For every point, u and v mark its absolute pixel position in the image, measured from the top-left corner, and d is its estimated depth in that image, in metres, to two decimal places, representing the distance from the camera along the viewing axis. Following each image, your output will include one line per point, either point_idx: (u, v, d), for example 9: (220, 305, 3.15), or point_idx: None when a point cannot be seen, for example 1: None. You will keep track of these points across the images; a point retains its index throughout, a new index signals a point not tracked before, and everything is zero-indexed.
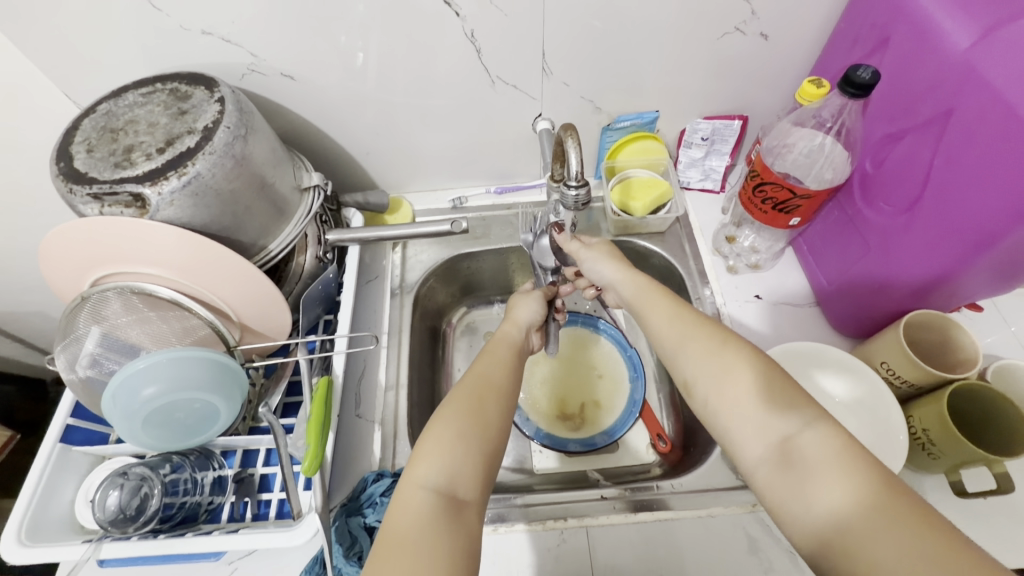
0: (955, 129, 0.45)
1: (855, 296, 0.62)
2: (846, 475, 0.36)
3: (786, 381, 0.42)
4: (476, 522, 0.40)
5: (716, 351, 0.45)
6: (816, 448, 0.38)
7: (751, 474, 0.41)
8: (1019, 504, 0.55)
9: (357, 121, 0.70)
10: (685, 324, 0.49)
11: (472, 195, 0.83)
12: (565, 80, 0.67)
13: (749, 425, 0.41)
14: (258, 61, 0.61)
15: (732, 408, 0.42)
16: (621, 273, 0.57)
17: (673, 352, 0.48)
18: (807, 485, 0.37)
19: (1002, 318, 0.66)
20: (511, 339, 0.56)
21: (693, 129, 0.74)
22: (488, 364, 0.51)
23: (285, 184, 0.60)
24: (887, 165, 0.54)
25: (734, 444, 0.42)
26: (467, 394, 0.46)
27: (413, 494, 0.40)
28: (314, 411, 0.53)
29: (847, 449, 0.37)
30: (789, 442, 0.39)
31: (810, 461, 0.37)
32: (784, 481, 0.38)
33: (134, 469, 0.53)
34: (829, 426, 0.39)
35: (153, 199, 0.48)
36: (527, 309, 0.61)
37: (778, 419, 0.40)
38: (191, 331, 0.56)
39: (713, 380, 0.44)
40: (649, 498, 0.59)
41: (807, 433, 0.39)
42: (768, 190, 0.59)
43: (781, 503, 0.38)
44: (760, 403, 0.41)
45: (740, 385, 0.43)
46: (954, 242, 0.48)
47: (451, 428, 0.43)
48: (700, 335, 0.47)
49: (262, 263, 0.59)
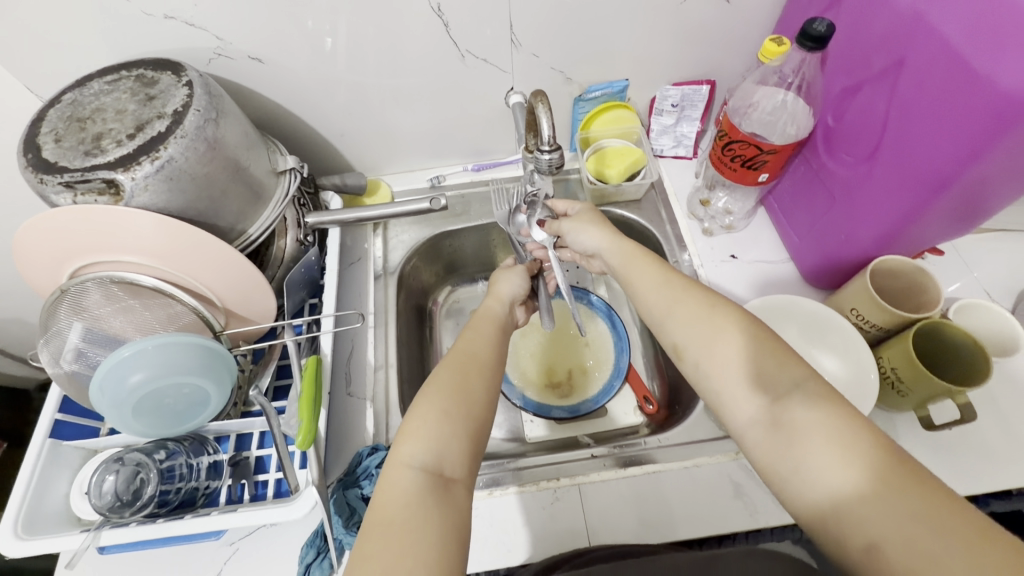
0: (907, 78, 0.47)
1: (823, 249, 0.64)
2: (834, 436, 0.37)
3: (778, 347, 0.43)
4: (464, 497, 0.41)
5: (704, 313, 0.47)
6: (805, 407, 0.39)
7: (742, 435, 0.43)
8: (982, 433, 0.58)
9: (329, 102, 0.70)
10: (676, 290, 0.50)
11: (449, 174, 0.83)
12: (535, 52, 0.68)
13: (738, 390, 0.43)
14: (224, 44, 0.60)
15: (722, 369, 0.44)
16: (608, 240, 0.58)
17: (662, 318, 0.50)
18: (796, 446, 0.39)
19: (964, 263, 0.69)
20: (494, 313, 0.57)
21: (662, 96, 0.75)
22: (471, 340, 0.52)
23: (260, 168, 0.60)
24: (847, 118, 0.56)
25: (726, 406, 0.44)
26: (450, 375, 0.47)
27: (402, 474, 0.41)
28: (305, 388, 0.54)
29: (834, 407, 0.39)
30: (779, 404, 0.41)
31: (799, 423, 0.39)
32: (773, 442, 0.40)
33: (131, 455, 0.54)
34: (817, 386, 0.40)
35: (127, 185, 0.48)
36: (510, 284, 0.62)
37: (767, 383, 0.42)
38: (176, 319, 0.56)
39: (703, 344, 0.46)
40: (637, 453, 0.61)
41: (797, 396, 0.40)
42: (736, 148, 0.60)
43: (772, 464, 0.40)
44: (750, 368, 0.43)
45: (730, 348, 0.44)
46: (912, 187, 0.50)
47: (435, 407, 0.44)
48: (690, 300, 0.49)
49: (243, 248, 0.59)
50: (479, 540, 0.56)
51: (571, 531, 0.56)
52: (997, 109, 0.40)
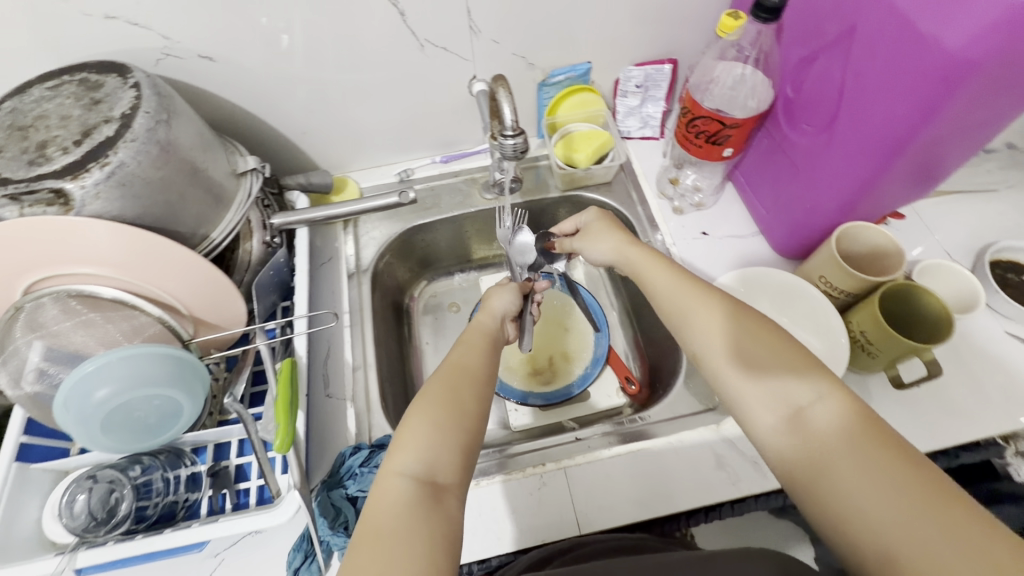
0: (858, 44, 0.48)
1: (790, 220, 0.65)
2: (858, 447, 0.37)
3: (796, 352, 0.44)
4: (456, 506, 0.41)
5: (724, 319, 0.47)
6: (828, 416, 0.39)
7: (762, 441, 0.42)
8: (949, 388, 0.60)
9: (288, 100, 0.68)
10: (696, 295, 0.50)
11: (418, 167, 0.82)
12: (494, 38, 0.67)
13: (759, 396, 0.43)
14: (172, 43, 0.58)
15: (742, 374, 0.44)
16: (618, 249, 0.59)
17: (682, 323, 0.50)
18: (816, 452, 0.39)
19: (926, 226, 0.71)
20: (484, 327, 0.57)
21: (626, 77, 0.75)
22: (465, 351, 0.52)
23: (219, 171, 0.58)
24: (805, 88, 0.56)
25: (745, 410, 0.44)
26: (439, 386, 0.47)
27: (392, 482, 0.40)
28: (280, 391, 0.53)
29: (858, 417, 0.39)
30: (800, 411, 0.41)
31: (820, 428, 0.39)
32: (793, 446, 0.40)
33: (104, 473, 0.53)
34: (841, 395, 0.40)
35: (77, 194, 0.46)
36: (502, 299, 0.61)
37: (784, 387, 0.42)
38: (141, 331, 0.54)
39: (722, 349, 0.46)
40: (632, 431, 0.62)
41: (819, 403, 0.40)
42: (700, 124, 0.61)
43: (791, 469, 0.40)
44: (768, 372, 0.43)
45: (749, 350, 0.45)
46: (869, 153, 0.51)
47: (428, 417, 0.44)
48: (711, 304, 0.49)
49: (207, 252, 0.58)
50: (469, 530, 0.56)
51: (559, 515, 0.56)
52: (945, 70, 0.41)
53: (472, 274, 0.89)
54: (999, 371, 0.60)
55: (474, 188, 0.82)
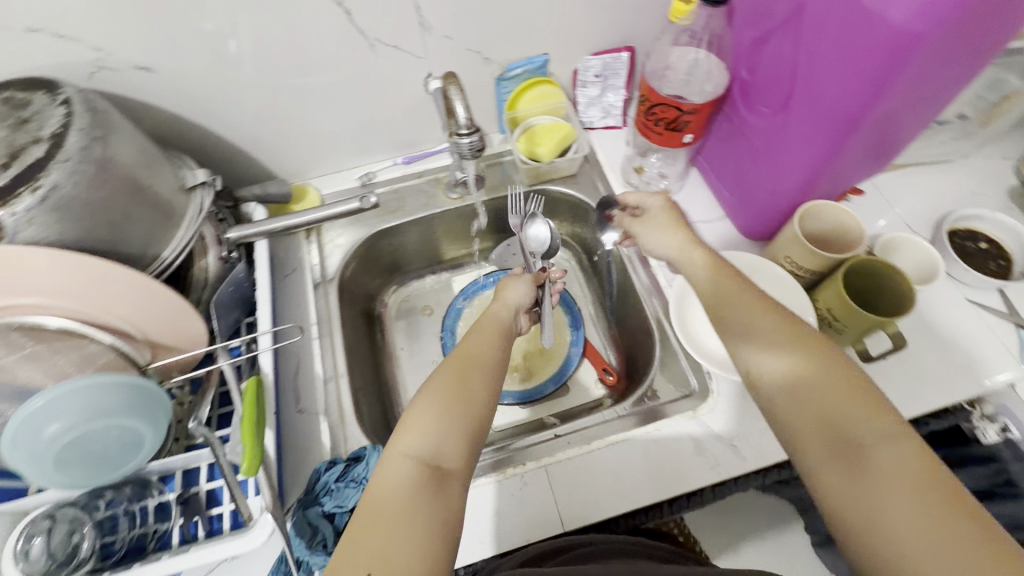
0: (808, 22, 0.48)
1: (755, 202, 0.65)
2: (919, 503, 0.33)
3: (861, 384, 0.40)
4: (459, 493, 0.40)
5: (787, 344, 0.44)
6: (891, 459, 0.36)
7: (811, 475, 0.39)
8: (915, 358, 0.61)
9: (236, 109, 0.66)
10: (758, 310, 0.47)
11: (380, 170, 0.80)
12: (447, 34, 0.65)
13: (813, 426, 0.40)
14: (104, 55, 0.55)
15: (796, 399, 0.41)
16: (683, 244, 0.58)
17: (736, 339, 0.47)
18: (868, 492, 0.35)
19: (885, 200, 0.72)
20: (498, 319, 0.56)
21: (584, 67, 0.75)
22: (476, 340, 0.51)
23: (166, 187, 0.56)
24: (760, 69, 0.56)
25: (795, 439, 0.41)
26: (450, 371, 0.47)
27: (399, 463, 0.40)
28: (246, 412, 0.51)
29: (924, 466, 0.35)
30: (857, 445, 0.37)
31: (878, 467, 0.36)
32: (845, 480, 0.37)
33: (63, 511, 0.51)
34: (908, 440, 0.36)
35: (7, 222, 0.43)
36: (516, 291, 0.61)
37: (843, 419, 0.39)
38: (92, 360, 0.51)
39: (780, 369, 0.43)
40: (650, 409, 0.63)
41: (881, 445, 0.36)
42: (658, 111, 0.61)
43: (837, 503, 0.37)
44: (827, 400, 0.40)
45: (813, 373, 0.41)
46: (825, 132, 0.51)
47: (436, 402, 0.43)
48: (768, 323, 0.46)
49: (159, 272, 0.55)
50: None
51: (542, 513, 0.56)
52: (893, 42, 0.42)
53: (444, 275, 0.88)
54: (960, 338, 0.62)
55: (439, 188, 0.80)
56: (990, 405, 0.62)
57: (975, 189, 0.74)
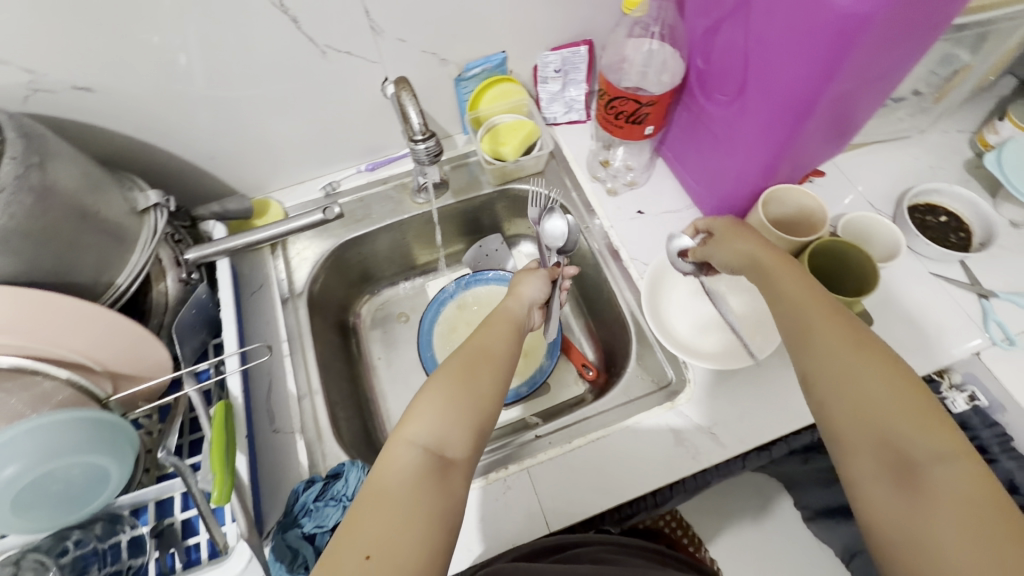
0: (758, 9, 0.48)
1: (720, 190, 0.66)
2: (975, 531, 0.32)
3: (927, 404, 0.38)
4: (460, 485, 0.40)
5: (845, 353, 0.42)
6: (949, 483, 0.35)
7: (857, 486, 0.38)
8: (883, 334, 0.62)
9: (187, 125, 0.63)
10: (818, 312, 0.45)
11: (343, 178, 0.79)
12: (400, 37, 0.64)
13: (868, 440, 0.38)
14: (38, 77, 0.53)
15: (851, 411, 0.40)
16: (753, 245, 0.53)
17: (796, 340, 0.45)
18: (921, 517, 0.34)
19: (847, 179, 0.73)
20: (512, 314, 0.57)
21: (543, 63, 0.74)
22: (491, 337, 0.51)
23: (115, 211, 0.53)
24: (714, 58, 0.56)
25: (845, 450, 0.39)
26: (458, 363, 0.47)
27: (402, 450, 0.40)
28: (215, 437, 0.50)
29: (984, 494, 0.34)
30: (913, 464, 0.36)
31: (933, 490, 0.35)
32: (895, 498, 0.36)
33: (29, 557, 0.49)
34: (969, 464, 0.35)
35: None
36: (531, 287, 0.62)
37: (903, 439, 0.37)
38: (47, 397, 0.48)
39: (839, 377, 0.41)
40: (678, 384, 0.63)
41: (938, 469, 0.35)
42: (616, 105, 0.60)
43: (883, 520, 0.36)
44: (886, 414, 0.38)
45: (877, 384, 0.39)
46: (780, 118, 0.52)
47: (443, 393, 0.44)
48: (824, 328, 0.44)
49: (113, 301, 0.53)
50: None
51: (526, 516, 0.56)
52: (839, 28, 0.42)
53: (417, 280, 0.87)
54: (926, 311, 0.63)
55: (405, 193, 0.79)
56: (958, 374, 0.64)
57: (932, 164, 0.75)
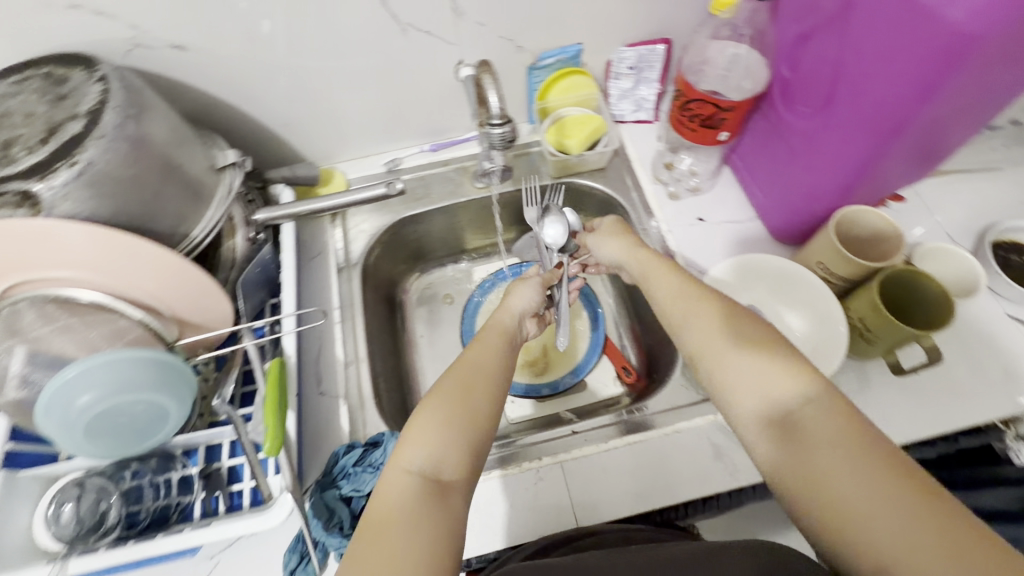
0: (857, 19, 0.46)
1: (791, 206, 0.63)
2: (844, 450, 0.37)
3: (794, 360, 0.43)
4: (461, 505, 0.39)
5: (718, 329, 0.46)
6: (820, 421, 0.39)
7: (752, 444, 0.42)
8: (952, 374, 0.59)
9: (268, 91, 0.66)
10: (688, 299, 0.50)
11: (406, 156, 0.80)
12: (480, 21, 0.64)
13: (751, 399, 0.42)
14: (141, 33, 0.56)
15: (734, 380, 0.44)
16: (628, 251, 0.59)
17: (680, 329, 0.49)
18: (807, 460, 0.38)
19: (927, 207, 0.69)
20: (503, 327, 0.53)
21: (617, 59, 0.73)
22: (483, 348, 0.49)
23: (197, 166, 0.56)
24: (802, 67, 0.54)
25: (738, 417, 0.43)
26: (454, 379, 0.45)
27: (399, 478, 0.39)
28: (270, 392, 0.52)
29: (848, 422, 0.38)
30: (785, 414, 0.40)
31: (805, 428, 0.39)
32: (781, 451, 0.39)
33: (91, 481, 0.52)
34: (830, 399, 0.40)
35: (45, 195, 0.44)
36: (523, 296, 0.57)
37: (780, 393, 0.41)
38: (122, 334, 0.53)
39: (718, 354, 0.45)
40: (636, 421, 0.62)
41: (808, 410, 0.39)
42: (693, 107, 0.59)
43: (779, 475, 0.39)
44: (759, 377, 0.42)
45: (742, 354, 0.44)
46: (868, 134, 0.49)
47: (439, 414, 0.42)
48: (705, 310, 0.48)
49: (188, 251, 0.55)
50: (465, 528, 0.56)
51: (557, 509, 0.56)
52: (946, 47, 0.40)
53: (466, 264, 0.88)
54: (1000, 355, 0.60)
55: (465, 177, 0.80)
56: None
57: None
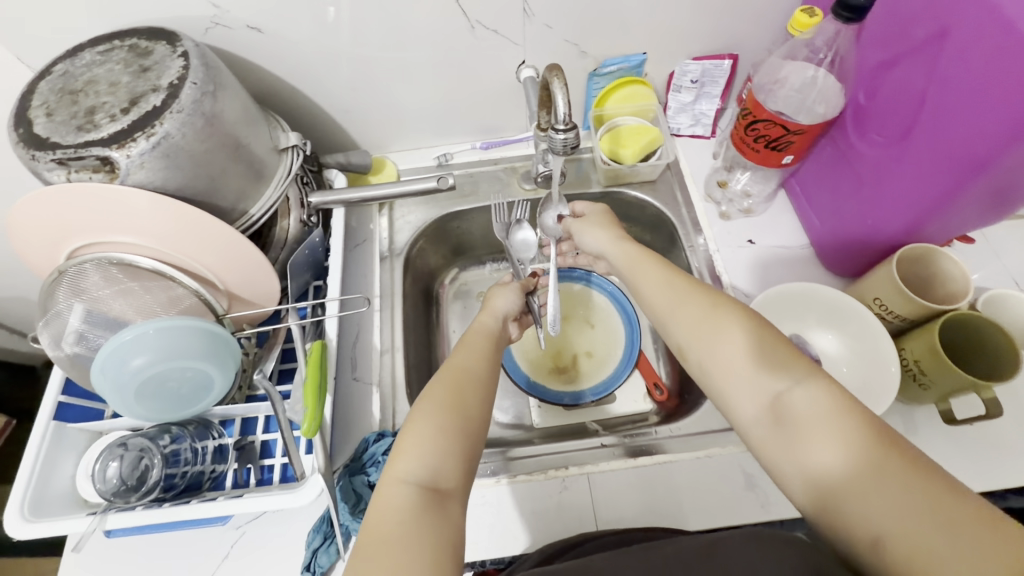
0: (949, 50, 0.44)
1: (849, 236, 0.62)
2: (832, 427, 0.36)
3: (779, 343, 0.42)
4: (458, 514, 0.39)
5: (704, 316, 0.45)
6: (809, 402, 0.38)
7: (745, 431, 0.41)
8: (1009, 428, 0.56)
9: (333, 77, 0.67)
10: (671, 286, 0.49)
11: (457, 152, 0.80)
12: (548, 23, 0.64)
13: (742, 387, 0.41)
14: (221, 13, 0.57)
15: (725, 367, 0.42)
16: (613, 244, 0.57)
17: (665, 319, 0.48)
18: (800, 445, 0.37)
19: (994, 251, 0.66)
20: (487, 328, 0.56)
21: (681, 71, 0.72)
22: (465, 353, 0.50)
23: (261, 145, 0.57)
24: (881, 95, 0.53)
25: (729, 405, 0.42)
26: (443, 389, 0.45)
27: (396, 490, 0.39)
28: (311, 374, 0.53)
29: (838, 402, 0.37)
30: (776, 398, 0.39)
31: (795, 411, 0.38)
32: (775, 438, 0.39)
33: (134, 440, 0.54)
34: (820, 380, 0.39)
35: (122, 163, 0.46)
36: (504, 299, 0.61)
37: (769, 379, 0.40)
38: (177, 302, 0.54)
39: (706, 344, 0.44)
40: (647, 443, 0.61)
41: (797, 391, 0.39)
42: (760, 128, 0.58)
43: (775, 462, 0.39)
44: (748, 364, 0.41)
45: (728, 342, 0.43)
46: (944, 170, 0.47)
47: (432, 422, 0.42)
48: (692, 300, 0.47)
49: (245, 228, 0.57)
50: (486, 529, 0.56)
51: (580, 520, 0.56)
52: None
53: (504, 265, 0.88)
54: None
55: (514, 177, 0.80)
56: None
57: None
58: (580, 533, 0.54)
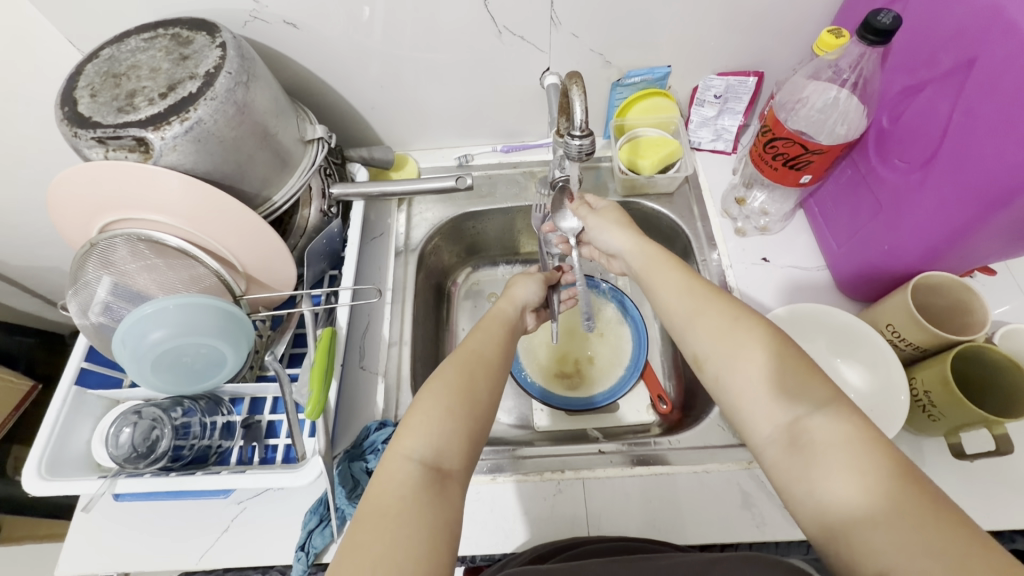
0: (976, 79, 0.44)
1: (866, 261, 0.61)
2: (853, 458, 0.36)
3: (801, 364, 0.41)
4: (459, 496, 0.40)
5: (726, 328, 0.45)
6: (828, 429, 0.38)
7: (758, 449, 0.41)
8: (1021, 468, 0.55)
9: (363, 76, 0.69)
10: (689, 294, 0.48)
11: (478, 154, 0.82)
12: (575, 32, 0.65)
13: (758, 405, 0.41)
14: (260, 8, 0.60)
15: (743, 383, 0.42)
16: (630, 243, 0.57)
17: (682, 328, 0.48)
18: (813, 469, 0.37)
19: (1017, 285, 0.65)
20: (504, 315, 0.56)
21: (705, 86, 0.72)
22: (479, 337, 0.51)
23: (289, 136, 0.59)
24: (905, 119, 0.52)
25: (744, 423, 0.42)
26: (456, 370, 0.46)
27: (401, 466, 0.39)
28: (318, 358, 0.55)
29: (857, 431, 0.37)
30: (794, 420, 0.39)
31: (813, 437, 0.38)
32: (789, 461, 0.38)
33: (148, 410, 0.56)
34: (841, 407, 0.39)
35: (156, 144, 0.48)
36: (526, 289, 0.61)
37: (787, 401, 0.40)
38: (199, 281, 0.57)
39: (724, 358, 0.43)
40: (648, 453, 0.61)
41: (818, 415, 0.38)
42: (779, 146, 0.58)
43: (785, 483, 0.39)
44: (766, 383, 0.41)
45: (746, 359, 0.42)
46: (967, 202, 0.47)
47: (440, 403, 0.43)
48: (711, 310, 0.46)
49: (268, 214, 0.59)
50: (479, 525, 0.57)
51: (573, 526, 0.56)
52: None
53: (516, 267, 0.89)
54: None
55: (531, 182, 0.81)
56: None
57: None
58: (573, 536, 0.54)
